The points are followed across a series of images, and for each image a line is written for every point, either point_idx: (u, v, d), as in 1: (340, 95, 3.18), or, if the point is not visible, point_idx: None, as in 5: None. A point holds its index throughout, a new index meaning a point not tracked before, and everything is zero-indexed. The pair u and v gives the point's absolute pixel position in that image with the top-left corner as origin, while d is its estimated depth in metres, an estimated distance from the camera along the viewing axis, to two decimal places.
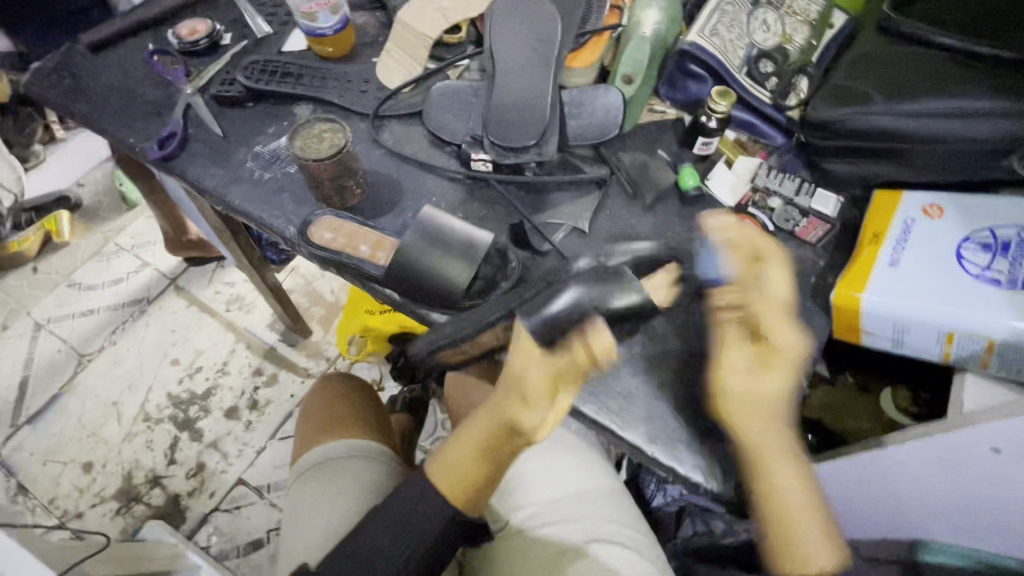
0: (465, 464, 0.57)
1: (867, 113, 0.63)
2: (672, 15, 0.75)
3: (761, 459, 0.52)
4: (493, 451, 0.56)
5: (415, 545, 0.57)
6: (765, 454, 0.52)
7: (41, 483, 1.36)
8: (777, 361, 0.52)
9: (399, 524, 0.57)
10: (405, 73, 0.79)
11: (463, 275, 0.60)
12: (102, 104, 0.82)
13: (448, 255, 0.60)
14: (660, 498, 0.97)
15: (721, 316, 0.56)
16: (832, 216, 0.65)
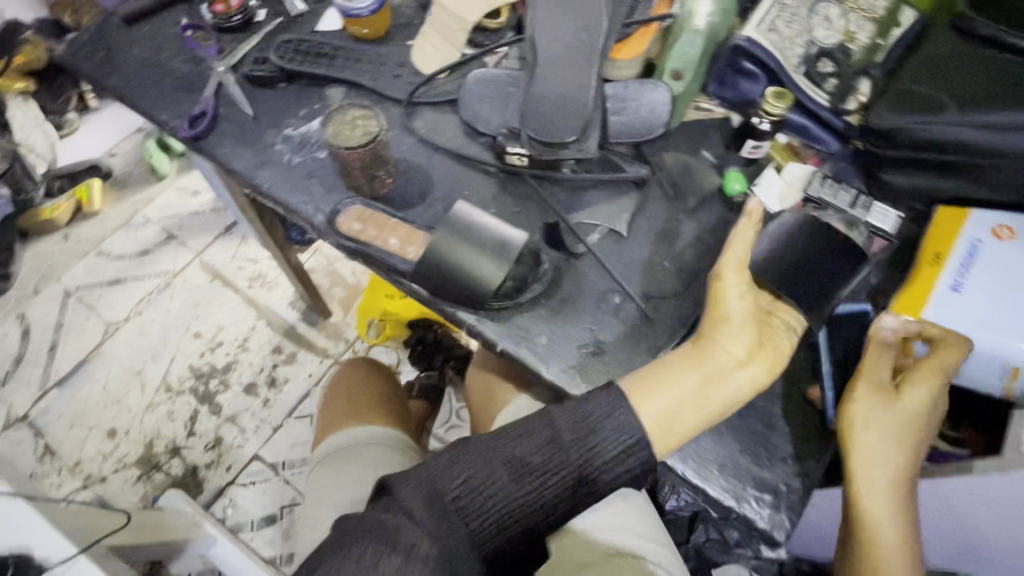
0: (679, 374, 0.50)
1: (934, 124, 0.58)
2: (726, 6, 0.70)
3: (880, 491, 0.50)
4: (727, 358, 0.50)
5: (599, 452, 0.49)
6: (887, 478, 0.50)
7: (67, 445, 1.40)
8: (918, 378, 0.51)
9: (592, 423, 0.50)
10: (441, 59, 0.76)
11: (494, 274, 0.57)
12: (135, 78, 0.81)
13: (480, 253, 0.58)
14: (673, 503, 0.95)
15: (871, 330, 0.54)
16: (891, 232, 0.61)
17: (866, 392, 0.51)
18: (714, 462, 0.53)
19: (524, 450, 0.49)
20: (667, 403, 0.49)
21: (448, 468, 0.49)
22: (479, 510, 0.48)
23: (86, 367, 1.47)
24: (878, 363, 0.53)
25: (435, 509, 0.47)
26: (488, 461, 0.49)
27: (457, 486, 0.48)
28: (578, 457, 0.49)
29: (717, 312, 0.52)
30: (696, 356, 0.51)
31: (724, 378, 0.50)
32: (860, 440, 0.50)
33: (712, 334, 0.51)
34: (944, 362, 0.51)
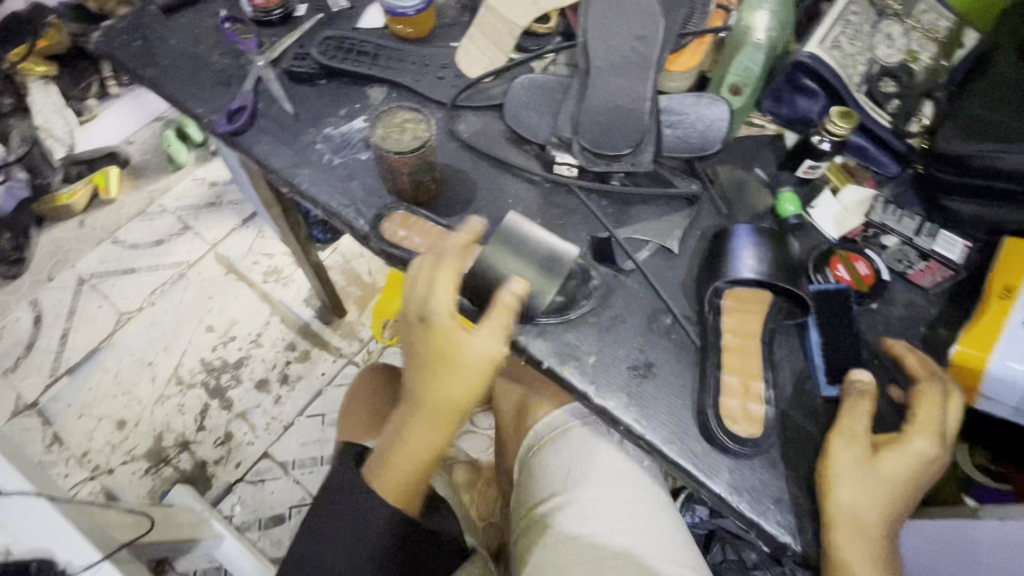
0: (414, 461, 0.60)
1: (1011, 152, 0.55)
2: (784, 19, 0.68)
3: (851, 550, 0.46)
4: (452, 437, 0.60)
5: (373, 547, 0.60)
6: (867, 535, 0.47)
7: (76, 435, 1.38)
8: (903, 439, 0.49)
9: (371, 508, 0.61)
10: (487, 62, 0.75)
11: (546, 291, 0.56)
12: (171, 69, 0.80)
13: (533, 271, 0.56)
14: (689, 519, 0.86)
15: (852, 381, 0.52)
16: (958, 262, 0.57)
17: (843, 444, 0.49)
18: (771, 498, 0.51)
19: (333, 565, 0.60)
20: (408, 481, 0.61)
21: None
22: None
23: (96, 356, 1.46)
24: (862, 417, 0.50)
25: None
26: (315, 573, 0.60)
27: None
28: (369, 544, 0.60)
29: (450, 410, 0.57)
30: (399, 450, 0.60)
31: (421, 456, 0.60)
32: (833, 491, 0.48)
33: (437, 428, 0.58)
34: (928, 415, 0.49)
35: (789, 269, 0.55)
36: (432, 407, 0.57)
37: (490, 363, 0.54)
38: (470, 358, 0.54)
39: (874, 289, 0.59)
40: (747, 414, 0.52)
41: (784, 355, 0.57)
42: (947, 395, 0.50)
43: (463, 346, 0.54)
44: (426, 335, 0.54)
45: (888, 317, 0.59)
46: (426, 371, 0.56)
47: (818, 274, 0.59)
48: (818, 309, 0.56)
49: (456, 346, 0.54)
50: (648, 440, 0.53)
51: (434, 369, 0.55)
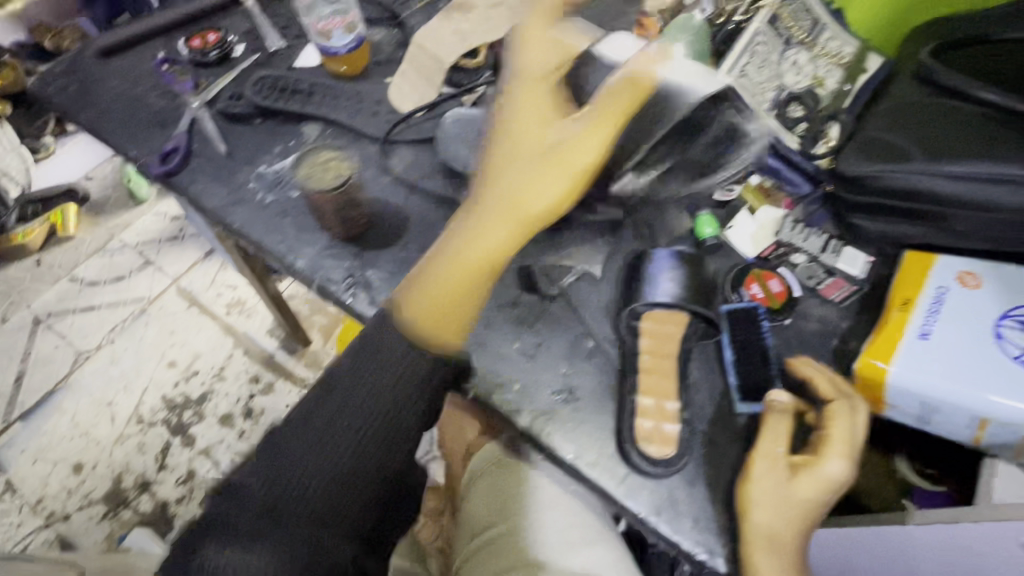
0: (474, 256, 0.54)
1: (901, 172, 0.58)
2: (699, 50, 0.73)
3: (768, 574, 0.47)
4: (510, 252, 0.56)
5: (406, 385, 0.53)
6: (783, 559, 0.47)
7: (31, 482, 1.34)
8: (816, 459, 0.49)
9: (375, 356, 0.54)
10: (419, 97, 0.77)
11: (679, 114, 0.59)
12: (107, 112, 0.80)
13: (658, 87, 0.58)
14: None
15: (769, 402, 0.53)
16: (860, 276, 0.63)
17: (761, 468, 0.50)
18: (690, 515, 0.52)
19: (313, 441, 0.49)
20: (447, 303, 0.54)
21: (243, 487, 0.47)
22: (302, 498, 0.46)
23: (54, 398, 1.42)
24: (781, 438, 0.51)
25: (246, 518, 0.45)
26: (292, 459, 0.48)
27: (270, 482, 0.47)
28: (370, 407, 0.52)
29: (524, 202, 0.54)
30: (463, 248, 0.55)
31: (485, 245, 0.54)
32: (749, 511, 0.49)
33: (510, 222, 0.54)
34: (840, 437, 0.49)
35: (703, 287, 0.59)
36: (507, 195, 0.55)
37: (582, 152, 0.54)
38: (565, 145, 0.55)
39: (785, 305, 0.61)
40: (661, 435, 0.54)
41: (702, 373, 0.58)
42: (856, 413, 0.51)
43: (557, 127, 0.55)
44: (520, 121, 0.56)
45: (801, 333, 0.61)
46: (511, 140, 0.56)
47: (734, 293, 0.62)
48: (732, 325, 0.59)
49: (552, 131, 0.56)
50: (571, 463, 0.54)
51: (519, 149, 0.55)
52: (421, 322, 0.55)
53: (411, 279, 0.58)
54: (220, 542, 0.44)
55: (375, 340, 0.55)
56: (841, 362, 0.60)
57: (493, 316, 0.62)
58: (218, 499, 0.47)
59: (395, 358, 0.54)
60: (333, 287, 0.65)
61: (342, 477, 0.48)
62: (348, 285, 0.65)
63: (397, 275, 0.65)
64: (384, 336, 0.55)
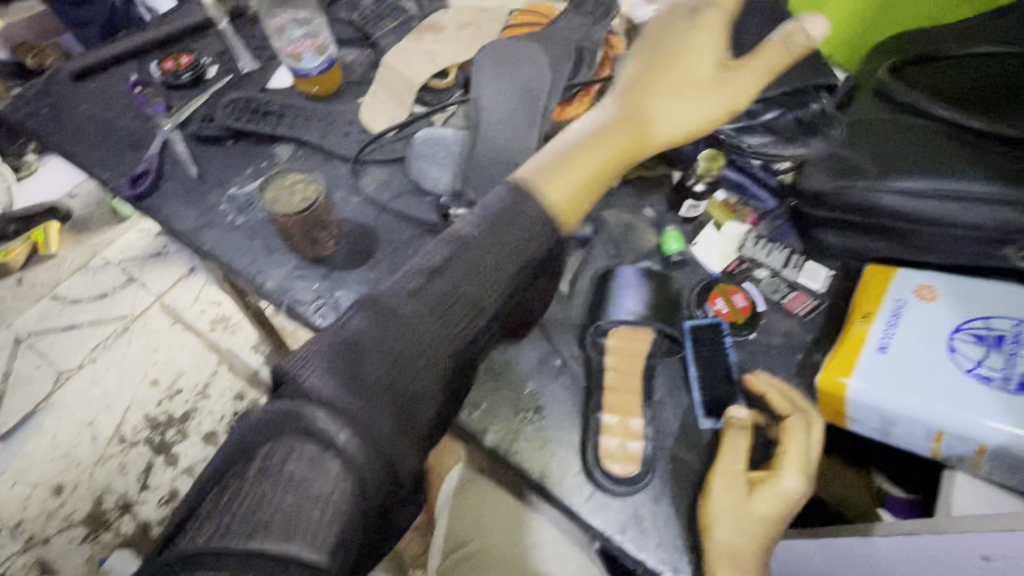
0: (608, 155, 0.59)
1: (859, 187, 0.58)
2: None
3: None
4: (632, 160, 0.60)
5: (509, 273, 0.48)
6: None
7: (10, 505, 1.32)
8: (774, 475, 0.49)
9: (503, 224, 0.48)
10: (390, 117, 0.77)
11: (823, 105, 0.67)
12: (80, 135, 0.80)
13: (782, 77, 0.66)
14: None
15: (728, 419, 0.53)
16: (821, 291, 0.64)
17: (721, 486, 0.50)
18: (655, 532, 0.52)
19: (425, 315, 0.44)
20: (583, 188, 0.56)
21: (343, 352, 0.41)
22: (409, 371, 0.42)
23: (35, 419, 1.40)
24: (739, 455, 0.52)
25: (347, 384, 0.39)
26: (395, 328, 0.43)
27: (373, 354, 0.41)
28: (472, 296, 0.46)
29: (653, 126, 0.60)
30: (603, 143, 0.59)
31: (616, 151, 0.59)
32: (711, 530, 0.49)
33: (640, 133, 0.59)
34: (796, 453, 0.50)
35: (668, 304, 0.60)
36: (637, 114, 0.60)
37: (741, 89, 0.60)
38: (732, 80, 0.60)
39: (750, 320, 0.62)
40: (626, 453, 0.54)
41: (667, 390, 0.59)
42: (810, 427, 0.52)
43: (706, 60, 0.60)
44: (671, 57, 0.62)
45: (766, 347, 0.62)
46: (661, 66, 0.61)
47: (699, 309, 0.63)
48: (697, 340, 0.60)
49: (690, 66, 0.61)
50: (537, 482, 0.55)
51: (676, 70, 0.61)
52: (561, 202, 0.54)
53: (547, 159, 0.57)
54: (311, 413, 0.37)
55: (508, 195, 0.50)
56: (805, 376, 0.60)
57: None
58: (302, 361, 0.41)
59: (524, 236, 0.49)
60: (302, 308, 0.65)
61: (450, 359, 0.44)
62: (317, 306, 0.65)
63: (366, 295, 0.65)
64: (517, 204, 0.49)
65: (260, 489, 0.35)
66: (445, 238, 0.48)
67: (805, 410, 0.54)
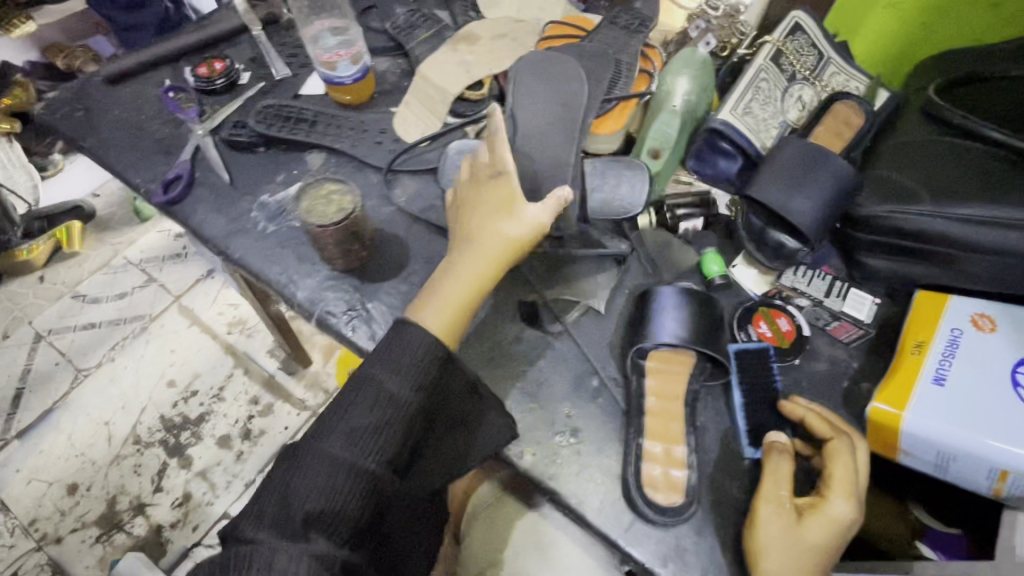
0: (464, 284, 0.54)
1: (912, 213, 0.56)
2: (703, 84, 0.72)
3: None
4: (486, 288, 0.55)
5: (410, 381, 0.47)
6: None
7: (23, 503, 1.31)
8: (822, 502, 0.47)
9: (401, 358, 0.48)
10: (423, 128, 0.77)
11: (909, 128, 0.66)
12: (112, 139, 0.80)
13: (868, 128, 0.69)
14: None
15: (768, 444, 0.51)
16: (867, 321, 0.61)
17: (768, 513, 0.47)
18: (697, 567, 0.50)
19: (348, 441, 0.45)
20: (455, 307, 0.53)
21: (279, 509, 0.42)
22: (340, 514, 0.43)
23: (51, 417, 1.40)
24: (785, 480, 0.49)
25: (288, 540, 0.41)
26: (326, 476, 0.43)
27: (309, 505, 0.42)
28: (384, 413, 0.46)
29: (506, 225, 0.56)
30: (444, 271, 0.55)
31: (453, 274, 0.54)
32: (759, 560, 0.46)
33: (484, 258, 0.55)
34: (842, 476, 0.48)
35: (711, 325, 0.57)
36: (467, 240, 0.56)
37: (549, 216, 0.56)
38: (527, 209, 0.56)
39: (795, 345, 0.60)
40: (668, 481, 0.52)
41: (709, 416, 0.57)
42: (856, 451, 0.49)
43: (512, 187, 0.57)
44: (482, 192, 0.58)
45: (812, 375, 0.60)
46: (472, 196, 0.58)
47: (741, 332, 0.61)
48: (740, 366, 0.58)
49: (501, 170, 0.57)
50: (575, 508, 0.53)
51: (478, 198, 0.58)
52: (448, 327, 0.52)
53: (427, 298, 0.54)
54: (260, 560, 0.39)
55: (396, 344, 0.49)
56: (853, 405, 0.58)
57: (495, 352, 0.61)
58: (255, 518, 0.42)
59: (414, 360, 0.48)
60: (333, 319, 0.64)
61: (377, 490, 0.45)
62: (347, 318, 0.64)
63: (398, 307, 0.64)
64: (405, 340, 0.49)
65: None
66: (357, 378, 0.48)
67: (847, 430, 0.51)
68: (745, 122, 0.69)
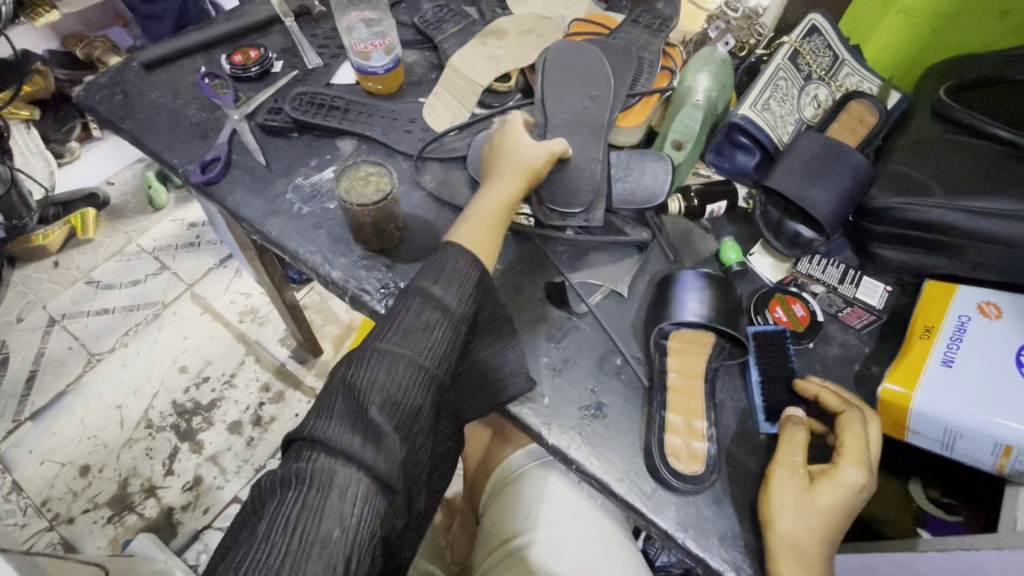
0: (489, 206, 0.58)
1: (924, 205, 0.59)
2: (723, 81, 0.76)
3: None
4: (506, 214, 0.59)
5: (460, 286, 0.53)
6: (807, 558, 0.47)
7: (36, 483, 1.25)
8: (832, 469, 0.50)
9: (450, 272, 0.53)
10: (452, 118, 0.79)
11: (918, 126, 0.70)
12: (150, 122, 0.83)
13: (879, 127, 0.73)
14: (663, 557, 0.75)
15: (785, 415, 0.54)
16: (878, 307, 0.65)
17: (781, 476, 0.50)
18: (716, 532, 0.53)
19: (406, 343, 0.49)
20: (484, 224, 0.57)
21: (347, 407, 0.45)
22: (402, 412, 0.46)
23: (64, 400, 1.34)
24: (799, 447, 0.52)
25: (358, 435, 0.43)
26: (387, 372, 0.47)
27: (374, 402, 0.45)
28: (438, 314, 0.50)
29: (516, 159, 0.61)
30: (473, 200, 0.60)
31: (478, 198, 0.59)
32: (774, 521, 0.48)
33: (501, 185, 0.59)
34: (853, 445, 0.50)
35: (733, 308, 0.60)
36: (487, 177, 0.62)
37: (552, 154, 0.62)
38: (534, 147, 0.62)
39: (809, 329, 0.63)
40: (690, 451, 0.55)
41: (727, 394, 0.60)
42: (866, 422, 0.52)
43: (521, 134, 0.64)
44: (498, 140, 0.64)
45: (824, 359, 0.63)
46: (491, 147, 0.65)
47: (758, 316, 0.64)
48: (757, 347, 0.61)
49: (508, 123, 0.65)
50: (602, 477, 0.55)
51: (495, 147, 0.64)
52: (477, 244, 0.56)
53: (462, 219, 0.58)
54: (319, 479, 0.41)
55: (438, 261, 0.54)
56: (864, 387, 0.61)
57: (523, 330, 0.63)
58: (321, 419, 0.44)
59: (464, 272, 0.53)
60: (367, 297, 0.67)
61: (432, 390, 0.49)
62: (381, 295, 0.67)
63: None
64: (446, 256, 0.54)
65: (288, 524, 0.39)
66: (413, 290, 0.52)
67: (858, 405, 0.54)
68: (764, 117, 0.72)
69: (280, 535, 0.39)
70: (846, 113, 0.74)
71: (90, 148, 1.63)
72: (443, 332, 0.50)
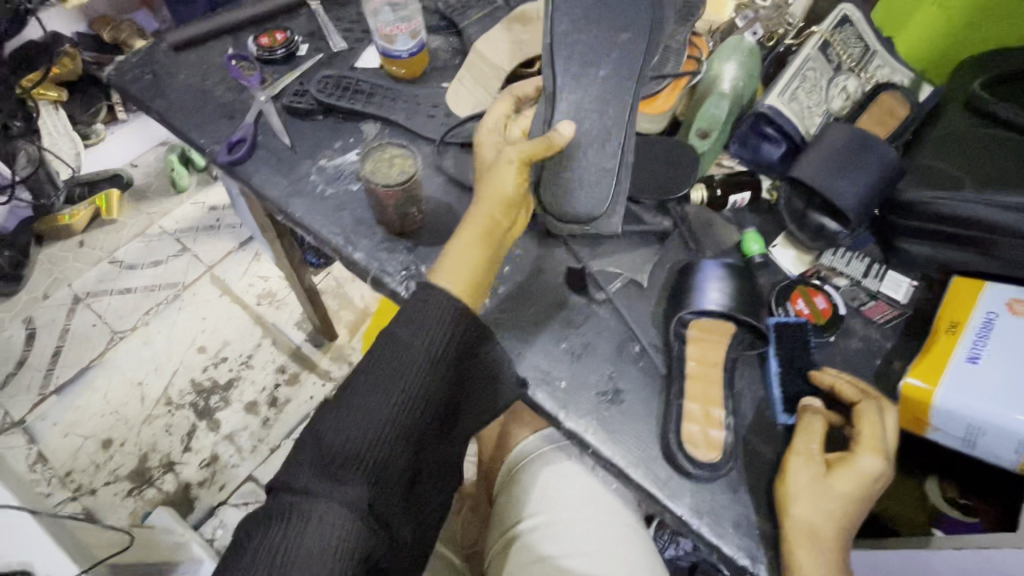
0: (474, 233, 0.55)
1: (952, 199, 0.59)
2: (750, 71, 0.75)
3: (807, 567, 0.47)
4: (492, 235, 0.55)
5: (437, 330, 0.50)
6: (824, 543, 0.47)
7: (61, 454, 1.29)
8: (846, 460, 0.49)
9: (422, 319, 0.50)
10: (474, 103, 0.80)
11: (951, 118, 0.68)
12: (179, 102, 0.84)
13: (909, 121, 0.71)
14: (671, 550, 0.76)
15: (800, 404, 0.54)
16: (902, 301, 0.64)
17: (797, 463, 0.50)
18: (729, 520, 0.53)
19: (373, 394, 0.48)
20: (469, 259, 0.54)
21: (312, 461, 0.47)
22: (369, 458, 0.47)
23: (88, 375, 1.38)
24: (815, 435, 0.51)
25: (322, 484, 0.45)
26: (350, 423, 0.47)
27: (338, 453, 0.46)
28: (410, 359, 0.49)
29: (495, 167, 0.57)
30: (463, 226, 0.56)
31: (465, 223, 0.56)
32: (789, 506, 0.49)
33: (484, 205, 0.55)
34: (870, 433, 0.50)
35: (750, 296, 0.61)
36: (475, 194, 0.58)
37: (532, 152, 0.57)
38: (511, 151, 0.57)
39: (830, 322, 0.63)
40: (707, 439, 0.55)
41: (745, 384, 0.60)
42: (883, 412, 0.52)
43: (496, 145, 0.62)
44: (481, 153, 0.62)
45: (844, 352, 0.62)
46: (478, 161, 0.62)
47: (780, 307, 0.63)
48: (778, 338, 0.60)
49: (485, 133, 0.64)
50: (616, 463, 0.56)
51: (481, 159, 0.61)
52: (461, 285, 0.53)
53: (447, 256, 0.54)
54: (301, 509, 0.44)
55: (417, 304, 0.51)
56: (884, 382, 0.60)
57: (542, 316, 0.64)
58: (293, 466, 0.47)
59: (442, 314, 0.51)
60: (387, 278, 0.68)
61: (404, 433, 0.48)
62: (401, 278, 0.68)
63: None
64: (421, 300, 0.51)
65: (272, 547, 0.43)
66: (386, 332, 0.51)
67: (875, 395, 0.54)
68: (792, 108, 0.71)
69: (264, 558, 0.43)
70: (875, 105, 0.72)
71: (113, 132, 1.64)
72: (415, 376, 0.49)
